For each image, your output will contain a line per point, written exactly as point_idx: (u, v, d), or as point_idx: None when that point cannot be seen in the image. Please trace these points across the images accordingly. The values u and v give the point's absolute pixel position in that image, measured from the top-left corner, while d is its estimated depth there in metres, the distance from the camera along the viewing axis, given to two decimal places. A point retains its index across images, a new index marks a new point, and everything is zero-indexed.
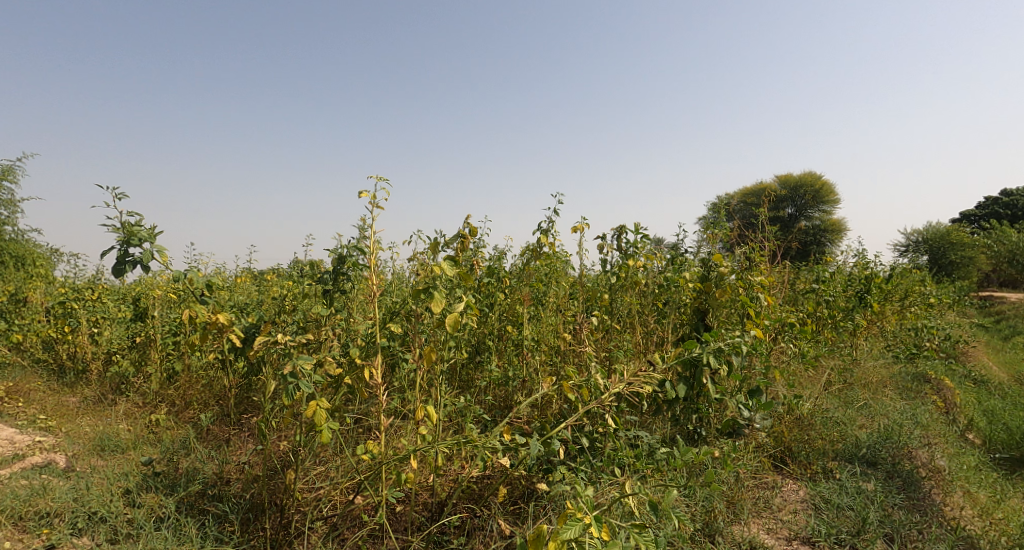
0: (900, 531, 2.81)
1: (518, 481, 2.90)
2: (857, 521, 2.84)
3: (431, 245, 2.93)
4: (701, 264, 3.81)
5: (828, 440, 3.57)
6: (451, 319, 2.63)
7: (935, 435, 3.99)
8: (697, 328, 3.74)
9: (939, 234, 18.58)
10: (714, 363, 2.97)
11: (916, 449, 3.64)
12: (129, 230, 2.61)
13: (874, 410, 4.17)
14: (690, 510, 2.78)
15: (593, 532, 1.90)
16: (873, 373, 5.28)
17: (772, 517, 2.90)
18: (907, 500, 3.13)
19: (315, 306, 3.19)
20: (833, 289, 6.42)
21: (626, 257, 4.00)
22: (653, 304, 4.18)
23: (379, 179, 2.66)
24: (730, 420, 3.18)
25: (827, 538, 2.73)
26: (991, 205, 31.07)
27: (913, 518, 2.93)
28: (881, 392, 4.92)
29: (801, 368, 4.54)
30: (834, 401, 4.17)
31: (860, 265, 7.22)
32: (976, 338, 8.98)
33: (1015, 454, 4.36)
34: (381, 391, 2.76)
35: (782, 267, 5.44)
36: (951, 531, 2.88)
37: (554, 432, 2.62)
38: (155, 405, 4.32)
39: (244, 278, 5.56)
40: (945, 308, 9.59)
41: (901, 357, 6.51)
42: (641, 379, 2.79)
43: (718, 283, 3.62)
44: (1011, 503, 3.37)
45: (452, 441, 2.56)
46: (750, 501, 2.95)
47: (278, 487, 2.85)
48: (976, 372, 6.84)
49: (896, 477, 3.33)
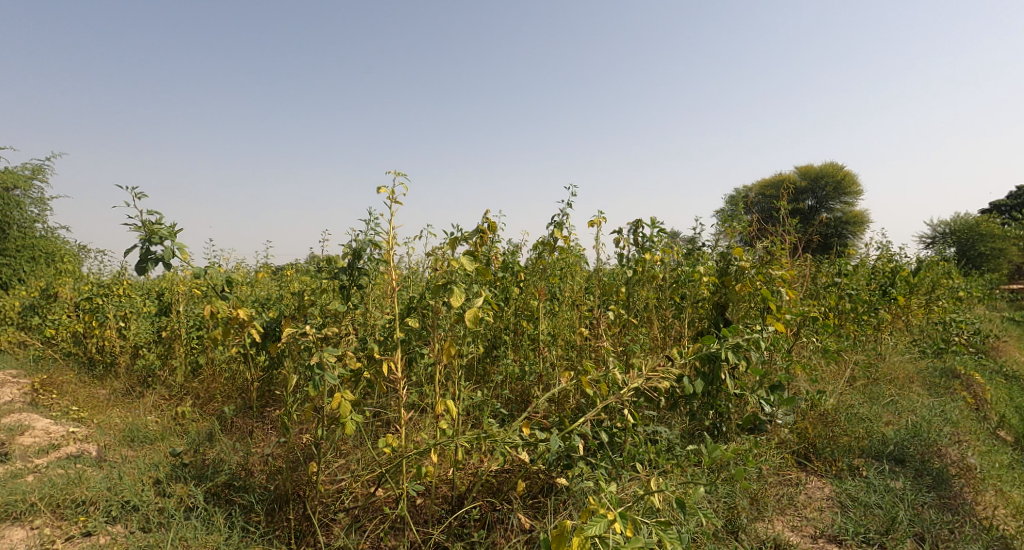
0: (931, 531, 2.74)
1: (537, 476, 2.88)
2: (885, 519, 2.79)
3: (448, 241, 2.92)
4: (720, 258, 3.76)
5: (854, 437, 3.50)
6: (470, 314, 2.61)
7: (964, 432, 3.91)
8: (716, 323, 3.66)
9: (967, 226, 18.14)
10: (733, 359, 2.93)
11: (945, 447, 3.57)
12: (150, 228, 2.65)
13: (902, 407, 4.09)
14: (713, 506, 2.75)
15: (617, 527, 1.89)
16: (899, 369, 5.20)
17: (796, 514, 2.86)
18: (937, 499, 3.07)
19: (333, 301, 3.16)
20: (855, 282, 6.34)
21: (643, 251, 3.96)
22: (672, 298, 4.11)
23: (396, 173, 2.65)
24: (752, 416, 3.12)
25: (853, 537, 2.69)
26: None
27: (944, 517, 2.87)
28: (907, 388, 4.83)
29: (824, 362, 4.47)
30: (859, 397, 4.09)
31: (884, 257, 7.11)
32: (1006, 332, 8.74)
33: None
34: (400, 384, 2.74)
35: (805, 260, 5.38)
36: (984, 532, 2.80)
37: (573, 427, 2.62)
38: (182, 398, 4.41)
39: (265, 272, 5.63)
40: (975, 302, 9.37)
41: (927, 352, 6.45)
42: (659, 374, 2.73)
43: (738, 277, 3.58)
44: None
45: (473, 436, 2.57)
46: (774, 498, 2.91)
47: (302, 478, 2.89)
48: (1008, 368, 6.67)
49: (925, 475, 3.26)
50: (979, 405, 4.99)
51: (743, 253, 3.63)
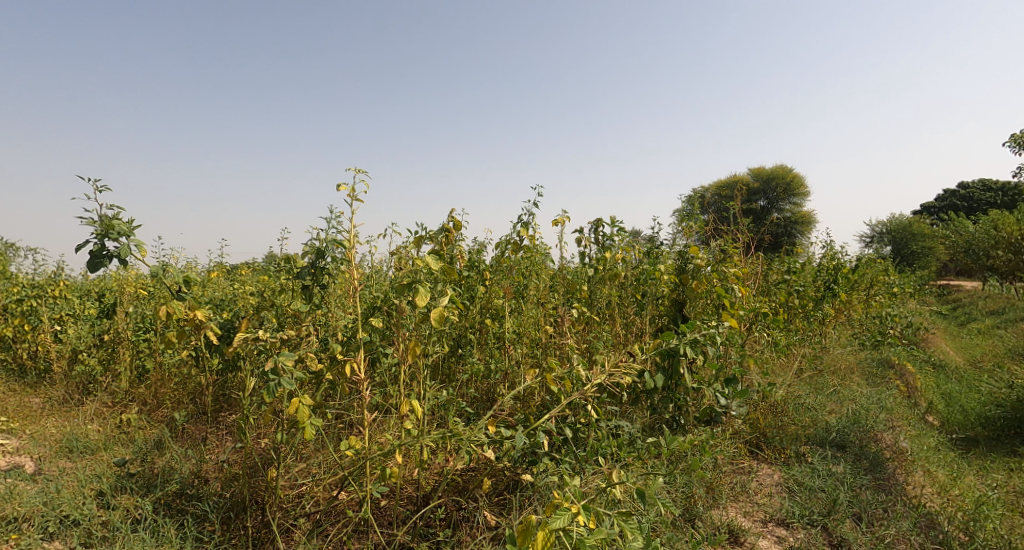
0: (867, 511, 2.95)
1: (502, 473, 2.94)
2: (828, 502, 2.98)
3: (413, 240, 2.93)
4: (678, 256, 3.86)
5: (800, 425, 3.72)
6: (435, 314, 2.61)
7: (898, 418, 4.20)
8: (675, 319, 3.82)
9: (902, 226, 19.32)
10: (691, 354, 3.06)
11: (881, 432, 3.83)
12: (107, 223, 2.56)
13: (843, 396, 4.35)
14: (671, 496, 2.86)
15: (581, 519, 1.97)
16: (840, 360, 5.54)
17: (748, 501, 3.01)
18: (874, 480, 3.29)
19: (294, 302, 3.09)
20: (802, 280, 6.69)
21: (604, 250, 4.14)
22: (633, 297, 4.21)
23: (357, 171, 2.63)
24: (707, 408, 3.26)
25: (800, 519, 2.86)
26: (951, 196, 32.08)
27: (879, 497, 3.08)
28: (846, 378, 5.14)
29: (774, 355, 4.72)
30: (805, 388, 4.33)
31: (828, 256, 7.49)
32: (934, 325, 9.40)
33: (969, 434, 4.62)
34: (364, 385, 2.73)
35: (756, 258, 5.64)
36: (914, 509, 3.03)
37: (538, 424, 2.68)
38: (126, 405, 4.27)
39: (218, 271, 5.47)
40: (907, 297, 10.03)
41: (865, 344, 6.86)
42: (621, 370, 2.83)
43: (694, 275, 3.71)
44: (966, 481, 3.56)
45: (438, 436, 2.59)
46: (728, 486, 3.05)
47: (260, 485, 2.85)
48: (935, 356, 7.16)
49: (863, 459, 3.49)
50: (911, 394, 5.35)
51: (698, 251, 3.76)
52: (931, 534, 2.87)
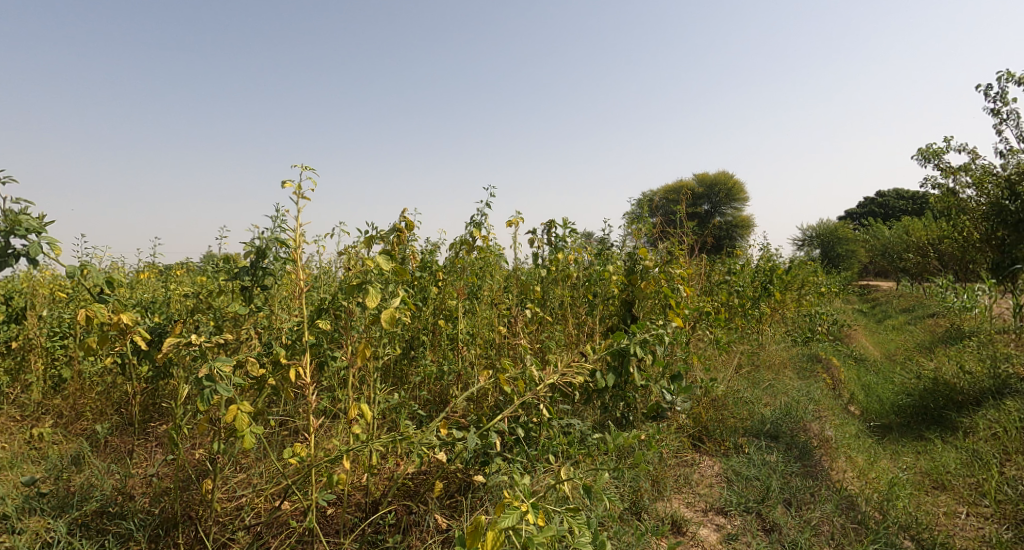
0: (796, 496, 3.07)
1: (454, 475, 2.88)
2: (761, 489, 3.08)
3: (363, 239, 2.84)
4: (627, 257, 3.94)
5: (739, 418, 3.83)
6: (387, 315, 2.54)
7: (824, 408, 4.46)
8: (624, 320, 3.89)
9: (830, 230, 20.55)
10: (641, 354, 3.11)
11: (809, 422, 4.06)
12: (14, 219, 2.35)
13: (776, 389, 4.56)
14: (619, 490, 2.88)
15: (530, 518, 1.95)
16: (776, 356, 5.81)
17: (691, 492, 3.08)
18: (803, 467, 3.46)
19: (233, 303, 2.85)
20: (742, 281, 7.01)
21: (556, 251, 4.15)
22: (585, 297, 4.22)
23: (302, 168, 2.50)
24: (655, 404, 3.32)
25: (737, 507, 2.95)
26: (874, 202, 34.35)
27: (807, 483, 3.21)
28: (779, 372, 5.39)
29: (715, 352, 4.89)
30: (743, 382, 4.50)
31: (765, 258, 7.85)
32: (856, 322, 10.06)
33: (886, 421, 4.96)
34: (310, 390, 2.62)
35: (700, 260, 5.83)
36: (836, 492, 3.20)
37: (490, 425, 2.64)
38: (38, 417, 3.94)
39: (146, 272, 5.15)
40: (833, 297, 10.67)
41: (797, 340, 7.22)
42: (573, 370, 2.83)
43: (643, 276, 3.78)
44: (882, 464, 3.86)
45: (388, 439, 2.49)
46: (672, 478, 3.11)
47: (194, 498, 2.71)
48: (858, 350, 7.62)
49: (794, 447, 3.66)
50: (835, 385, 5.72)
51: (647, 253, 3.85)
52: (851, 514, 3.04)
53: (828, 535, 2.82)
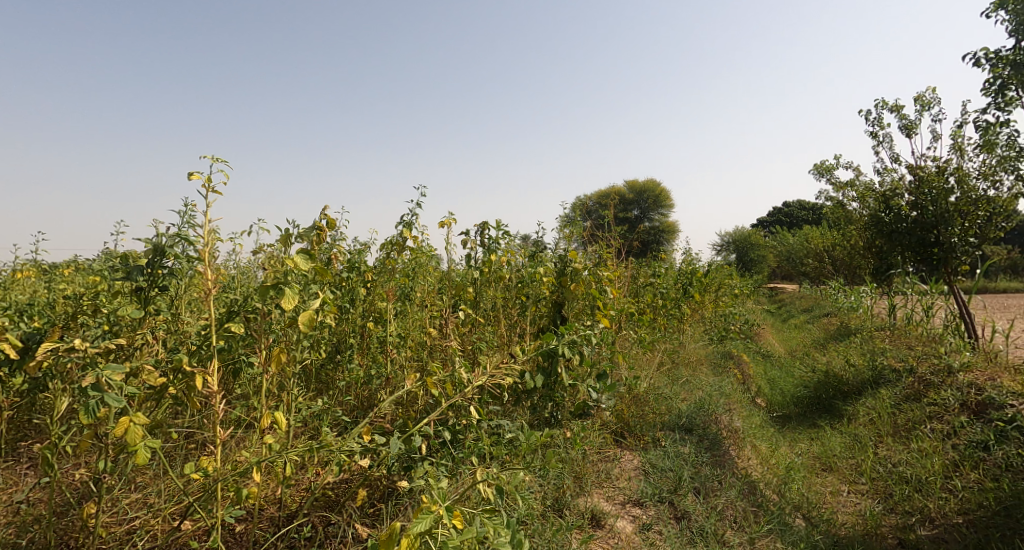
0: (705, 484, 3.30)
1: (378, 482, 2.91)
2: (674, 480, 3.30)
3: (280, 237, 2.76)
4: (558, 259, 4.12)
5: (657, 413, 4.07)
6: (304, 316, 2.53)
7: (734, 401, 4.85)
8: (555, 320, 4.06)
9: (744, 236, 22.05)
10: (569, 354, 3.22)
11: (720, 414, 4.41)
12: None
13: (693, 385, 4.89)
14: (543, 489, 2.99)
15: (446, 521, 2.02)
16: (693, 354, 6.21)
17: (611, 486, 3.24)
18: (713, 457, 3.73)
19: (127, 307, 2.63)
20: (666, 282, 7.47)
21: (489, 252, 4.20)
22: (517, 298, 4.33)
23: (214, 159, 2.13)
24: (581, 403, 3.46)
25: (652, 498, 3.14)
26: (783, 210, 37.12)
27: (715, 471, 3.47)
28: (695, 368, 5.76)
29: (639, 351, 5.17)
30: (663, 379, 4.79)
31: (685, 261, 8.34)
32: (765, 321, 10.92)
33: (786, 411, 5.48)
34: (216, 399, 2.46)
35: (627, 262, 6.17)
36: (740, 478, 3.48)
37: (414, 429, 2.68)
38: None
39: (38, 272, 4.72)
40: (746, 297, 11.51)
41: (713, 338, 7.72)
42: (503, 370, 2.87)
43: (573, 277, 3.96)
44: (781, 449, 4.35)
45: (304, 448, 2.47)
46: (594, 474, 3.26)
47: (72, 524, 2.52)
48: (765, 347, 8.25)
49: (706, 438, 3.94)
50: (745, 379, 6.24)
51: (577, 255, 4.06)
52: (751, 498, 3.31)
53: (731, 519, 3.06)
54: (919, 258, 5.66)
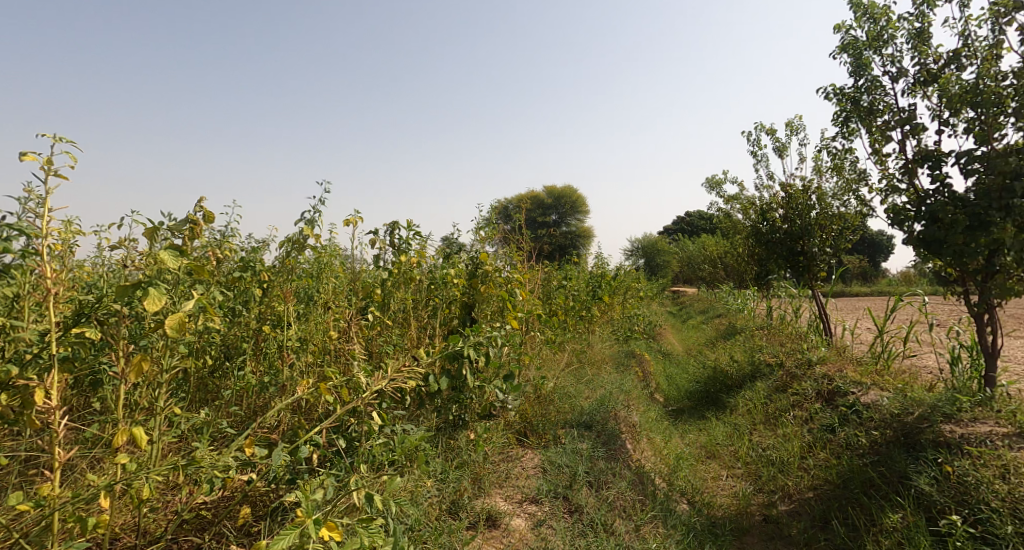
0: (597, 478, 3.48)
1: (260, 495, 2.59)
2: (569, 476, 3.44)
3: (146, 229, 2.10)
4: (469, 262, 4.27)
5: (560, 412, 4.25)
6: (174, 322, 1.95)
7: (633, 397, 5.19)
8: (464, 322, 4.21)
9: (650, 242, 23.43)
10: (474, 355, 3.34)
11: (619, 410, 4.67)
12: None
13: (595, 384, 5.16)
14: (440, 493, 2.96)
15: (310, 534, 1.93)
16: (598, 353, 6.57)
17: (510, 485, 3.30)
18: (608, 451, 3.96)
19: None
20: (576, 286, 7.86)
21: (399, 252, 4.14)
22: (427, 301, 4.31)
23: (54, 137, 1.86)
24: (488, 404, 3.59)
25: (547, 494, 3.25)
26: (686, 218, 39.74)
27: (609, 466, 3.67)
28: (599, 368, 6.05)
29: (547, 351, 5.42)
30: (567, 379, 5.01)
31: (598, 266, 8.96)
32: (665, 322, 11.71)
33: (681, 404, 5.96)
34: (57, 417, 1.94)
35: (537, 266, 6.44)
36: (630, 471, 3.71)
37: (304, 438, 2.40)
38: None
39: None
40: (650, 300, 12.28)
41: (617, 338, 8.14)
42: (405, 374, 2.85)
43: (483, 279, 4.17)
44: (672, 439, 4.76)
45: (168, 467, 2.04)
46: (493, 474, 3.29)
47: None
48: (665, 345, 8.82)
49: (602, 434, 4.17)
50: (645, 377, 6.64)
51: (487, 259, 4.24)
52: (641, 488, 3.55)
53: (621, 508, 3.26)
54: (790, 266, 6.35)
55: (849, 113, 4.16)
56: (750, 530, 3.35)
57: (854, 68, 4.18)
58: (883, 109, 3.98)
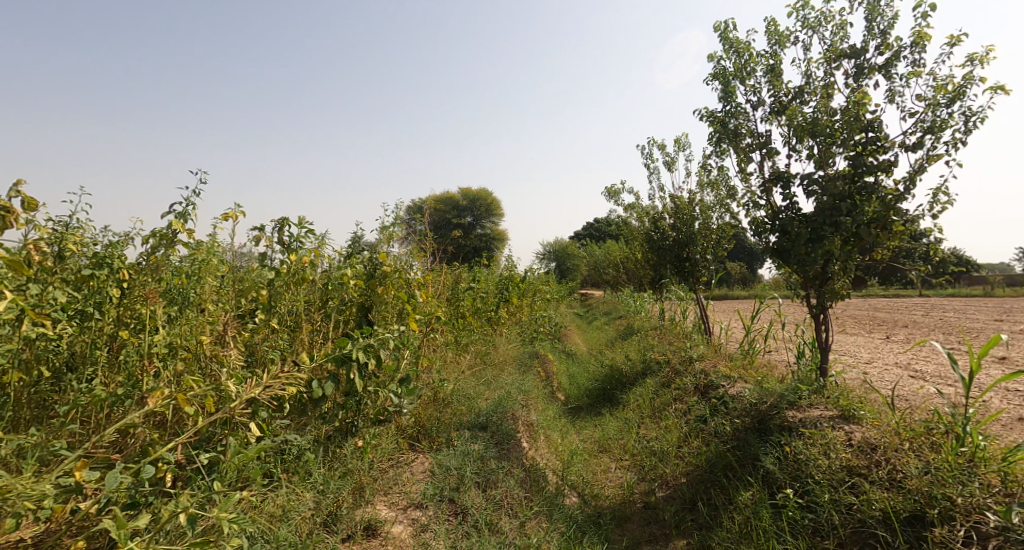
0: (486, 479, 3.48)
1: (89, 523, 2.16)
2: (457, 478, 3.41)
3: None
4: (368, 262, 4.13)
5: (456, 414, 4.23)
6: None
7: (532, 398, 5.29)
8: (360, 324, 4.10)
9: (561, 246, 24.13)
10: (363, 358, 3.26)
11: (517, 410, 4.74)
12: None
13: (496, 385, 5.21)
14: (314, 505, 2.81)
15: None
16: (503, 355, 6.67)
17: (395, 491, 3.21)
18: (500, 450, 3.96)
19: None
20: (485, 288, 7.96)
21: (289, 251, 3.72)
22: (320, 305, 4.02)
23: None
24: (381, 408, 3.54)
25: (432, 499, 3.20)
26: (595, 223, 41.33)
27: (500, 465, 3.69)
28: (502, 369, 6.12)
29: (449, 354, 5.41)
30: (467, 381, 5.01)
31: (508, 271, 9.16)
32: (573, 323, 12.11)
33: (580, 402, 6.18)
34: None
35: (441, 268, 6.42)
36: (521, 470, 3.75)
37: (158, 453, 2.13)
38: None
39: None
40: (559, 302, 12.65)
41: (524, 339, 8.32)
42: (283, 381, 2.71)
43: (382, 280, 4.08)
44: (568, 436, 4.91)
45: None
46: (377, 482, 3.19)
47: None
48: (569, 345, 9.11)
49: (497, 434, 4.17)
50: (548, 376, 6.81)
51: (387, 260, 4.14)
52: (530, 486, 3.63)
53: (508, 507, 3.32)
54: (678, 270, 6.79)
55: (718, 135, 4.54)
56: (631, 516, 3.56)
57: (722, 94, 4.55)
58: (746, 132, 4.38)
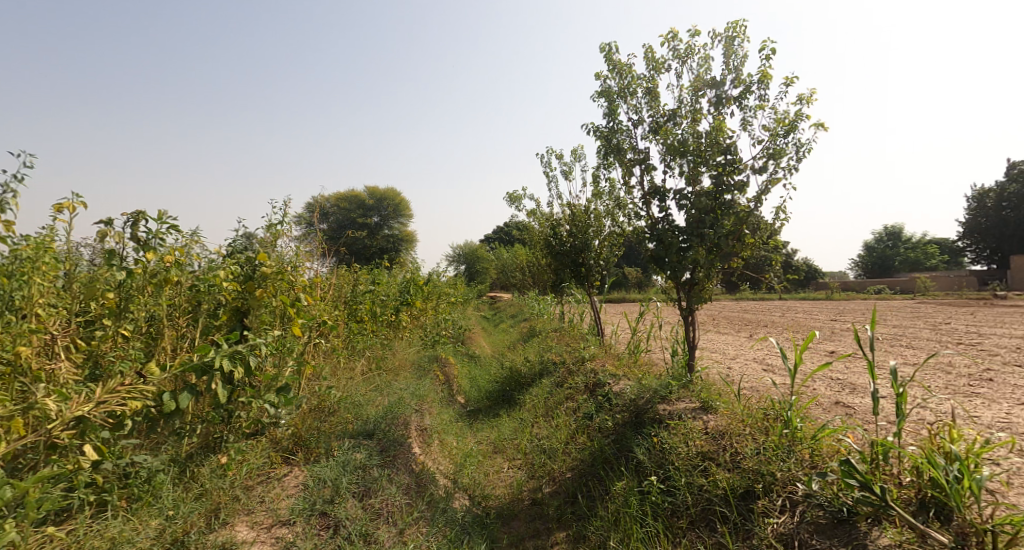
0: (366, 488, 3.30)
1: None
2: (332, 489, 3.20)
3: None
4: (245, 262, 3.70)
5: (342, 422, 3.99)
6: None
7: (428, 402, 5.14)
8: (235, 329, 3.69)
9: (471, 249, 24.08)
10: (228, 366, 2.95)
11: (410, 415, 4.58)
12: None
13: (389, 390, 5.00)
14: (155, 532, 2.52)
15: None
16: (401, 359, 6.46)
17: (260, 509, 2.95)
18: (385, 458, 3.73)
19: None
20: (385, 291, 7.69)
21: (146, 247, 3.27)
22: (189, 307, 3.61)
23: None
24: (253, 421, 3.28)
25: (302, 514, 2.97)
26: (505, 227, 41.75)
27: (385, 472, 3.51)
28: (400, 374, 5.92)
29: (339, 360, 5.13)
30: (358, 387, 4.77)
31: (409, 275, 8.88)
32: (480, 326, 12.07)
33: (479, 405, 6.11)
34: None
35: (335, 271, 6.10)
36: (407, 476, 3.60)
37: None
38: None
39: None
40: (467, 305, 12.58)
41: (426, 343, 8.14)
42: (122, 394, 2.44)
43: (260, 283, 3.68)
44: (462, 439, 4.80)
45: None
46: (237, 502, 2.91)
47: None
48: (474, 348, 9.05)
49: (384, 441, 3.94)
50: (449, 379, 6.69)
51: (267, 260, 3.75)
52: (414, 492, 3.49)
53: (386, 516, 3.16)
54: (574, 273, 6.94)
55: (603, 149, 4.70)
56: (517, 514, 3.56)
57: (606, 112, 4.71)
58: (628, 148, 4.55)
